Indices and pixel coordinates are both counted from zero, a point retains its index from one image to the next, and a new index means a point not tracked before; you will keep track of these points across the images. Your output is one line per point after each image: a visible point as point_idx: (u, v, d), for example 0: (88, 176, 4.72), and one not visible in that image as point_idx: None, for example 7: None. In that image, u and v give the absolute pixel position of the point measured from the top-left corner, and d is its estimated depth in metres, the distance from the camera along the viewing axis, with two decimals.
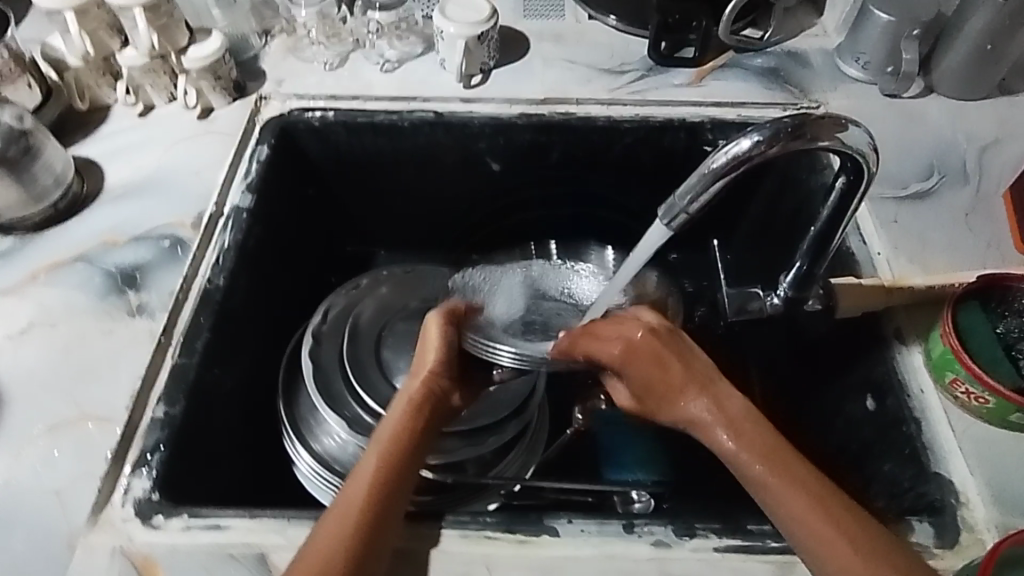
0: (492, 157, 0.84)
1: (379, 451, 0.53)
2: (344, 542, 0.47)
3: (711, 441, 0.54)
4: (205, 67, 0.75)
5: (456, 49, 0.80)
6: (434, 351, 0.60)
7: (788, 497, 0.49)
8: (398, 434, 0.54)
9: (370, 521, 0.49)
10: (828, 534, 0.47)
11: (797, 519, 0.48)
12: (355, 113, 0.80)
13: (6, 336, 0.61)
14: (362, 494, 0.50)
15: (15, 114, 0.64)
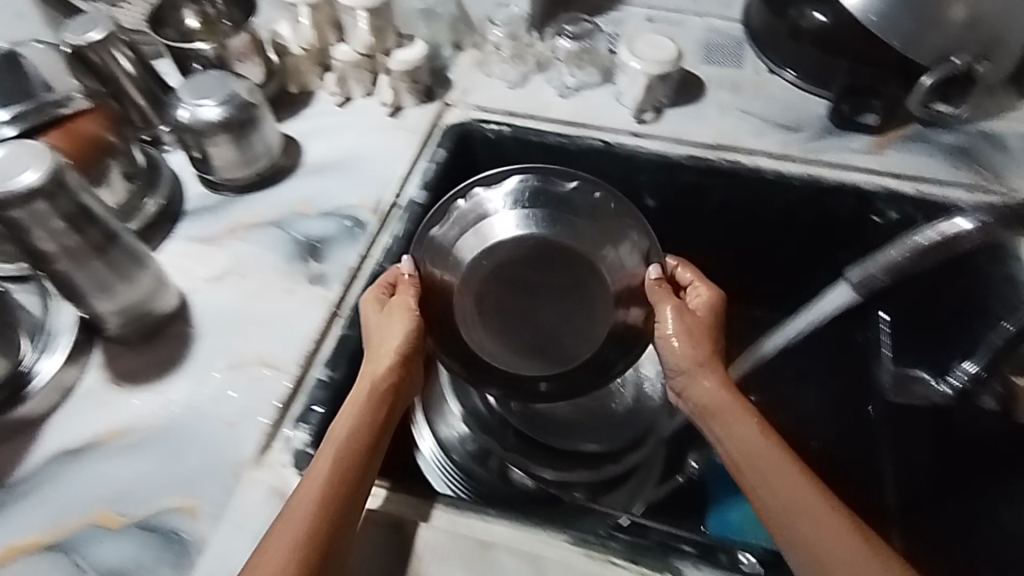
0: (648, 193, 0.86)
1: (345, 434, 0.53)
2: (307, 530, 0.48)
3: (732, 433, 0.56)
4: (407, 69, 0.81)
5: (637, 84, 0.82)
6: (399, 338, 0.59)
7: (794, 502, 0.50)
8: (369, 403, 0.56)
9: (334, 508, 0.49)
10: (835, 538, 0.48)
11: (806, 528, 0.49)
12: (529, 130, 0.84)
13: (206, 279, 0.68)
14: (328, 480, 0.50)
15: (249, 88, 0.71)
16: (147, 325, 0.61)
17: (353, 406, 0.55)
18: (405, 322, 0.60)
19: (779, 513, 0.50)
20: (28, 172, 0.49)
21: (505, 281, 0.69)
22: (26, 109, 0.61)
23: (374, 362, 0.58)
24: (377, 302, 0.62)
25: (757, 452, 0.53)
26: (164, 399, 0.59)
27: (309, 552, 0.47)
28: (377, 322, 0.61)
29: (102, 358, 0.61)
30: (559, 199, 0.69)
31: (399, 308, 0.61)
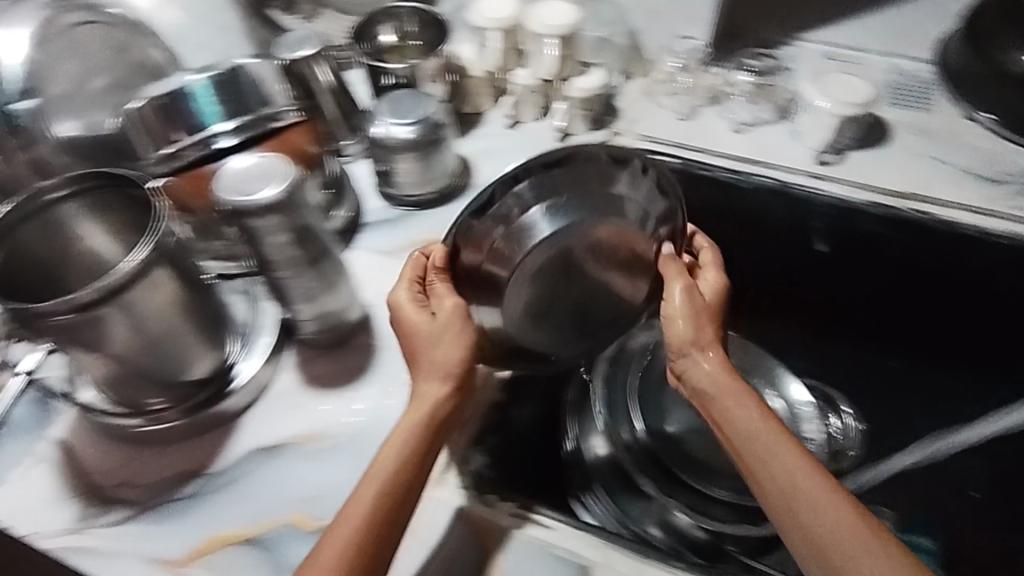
0: (820, 237, 0.82)
1: (399, 452, 0.51)
2: (350, 556, 0.46)
3: (733, 415, 0.53)
4: (585, 97, 0.81)
5: (822, 125, 0.79)
6: (460, 354, 0.54)
7: (797, 495, 0.48)
8: (419, 423, 0.52)
9: (381, 536, 0.47)
10: (849, 539, 0.45)
11: (812, 525, 0.46)
12: (699, 164, 0.82)
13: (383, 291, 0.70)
14: (374, 504, 0.48)
15: (441, 110, 0.73)
16: (338, 333, 0.63)
17: (410, 426, 0.52)
18: (458, 339, 0.55)
19: (783, 507, 0.48)
20: (265, 188, 0.50)
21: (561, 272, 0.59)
22: (243, 121, 0.62)
23: (427, 378, 0.54)
24: (425, 313, 0.56)
25: (757, 439, 0.51)
26: (350, 408, 0.61)
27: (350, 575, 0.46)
28: (432, 337, 0.55)
29: (295, 361, 0.64)
30: (599, 179, 0.57)
31: (452, 319, 0.55)
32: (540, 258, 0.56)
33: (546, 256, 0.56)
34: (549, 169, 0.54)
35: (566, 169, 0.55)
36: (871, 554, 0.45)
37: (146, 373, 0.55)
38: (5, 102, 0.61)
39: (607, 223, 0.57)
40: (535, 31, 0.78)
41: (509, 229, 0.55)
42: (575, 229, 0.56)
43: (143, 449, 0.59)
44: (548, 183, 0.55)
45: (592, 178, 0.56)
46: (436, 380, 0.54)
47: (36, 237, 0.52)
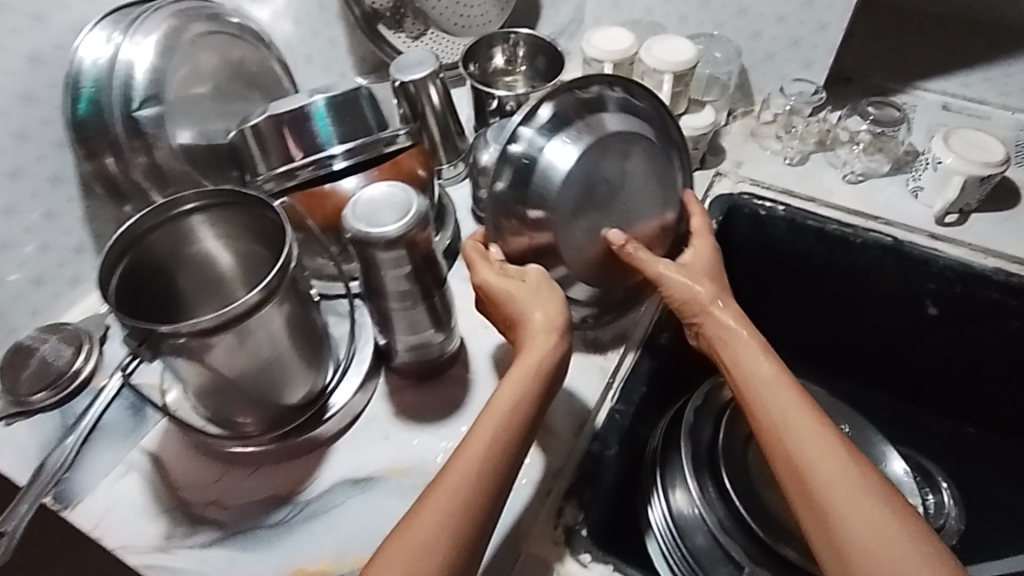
0: (932, 300, 0.77)
1: (513, 400, 0.49)
2: (458, 493, 0.45)
3: (747, 364, 0.54)
4: (694, 136, 0.78)
5: (948, 183, 0.74)
6: (561, 305, 0.53)
7: (791, 432, 0.49)
8: (531, 371, 0.50)
9: (495, 483, 0.46)
10: (844, 481, 0.46)
11: (807, 461, 0.48)
12: (808, 213, 0.79)
13: (482, 323, 0.67)
14: (487, 451, 0.47)
15: None
16: (434, 363, 0.61)
17: (524, 383, 0.50)
18: (555, 298, 0.54)
19: (779, 440, 0.50)
20: (389, 222, 0.49)
21: (599, 213, 0.60)
22: (356, 144, 0.62)
23: (534, 334, 0.52)
24: (512, 279, 0.55)
25: (764, 382, 0.53)
26: (439, 446, 0.58)
27: (467, 519, 0.44)
28: (525, 300, 0.54)
29: (387, 389, 0.62)
30: (591, 111, 0.58)
31: (540, 285, 0.54)
32: (575, 197, 0.58)
33: (581, 192, 0.58)
34: (543, 116, 0.57)
35: (558, 112, 0.57)
36: (862, 494, 0.46)
37: (249, 398, 0.54)
38: (133, 107, 0.61)
39: (614, 150, 0.59)
40: (653, 65, 0.75)
41: (538, 170, 0.57)
42: (591, 158, 0.57)
43: (234, 469, 0.57)
44: (551, 122, 0.57)
45: (581, 106, 0.58)
46: (545, 334, 0.52)
47: (161, 247, 0.51)
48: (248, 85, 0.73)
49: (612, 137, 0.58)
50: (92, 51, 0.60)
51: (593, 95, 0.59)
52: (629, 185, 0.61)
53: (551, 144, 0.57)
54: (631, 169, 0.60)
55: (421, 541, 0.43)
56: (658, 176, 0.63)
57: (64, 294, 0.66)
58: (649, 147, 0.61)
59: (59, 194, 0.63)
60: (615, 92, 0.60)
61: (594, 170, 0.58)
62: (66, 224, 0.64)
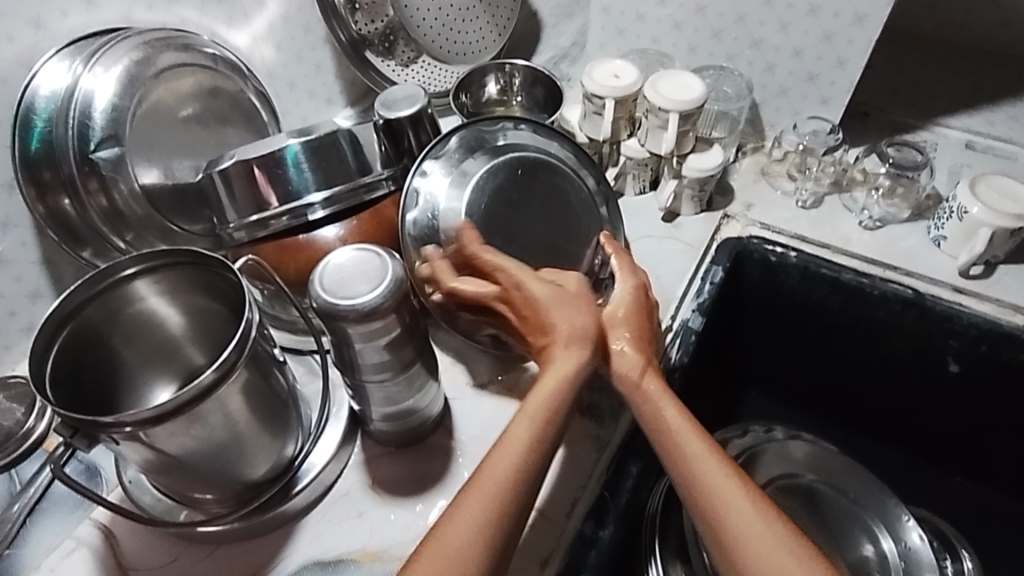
0: (954, 357, 0.72)
1: (544, 404, 0.48)
2: (497, 493, 0.43)
3: (654, 411, 0.51)
4: (700, 177, 0.74)
5: (975, 235, 0.69)
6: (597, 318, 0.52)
7: (704, 479, 0.46)
8: (563, 381, 0.49)
9: (529, 484, 0.45)
10: (756, 532, 0.43)
11: (719, 510, 0.45)
12: (821, 264, 0.74)
13: (469, 383, 0.63)
14: (521, 458, 0.45)
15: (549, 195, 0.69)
16: (415, 432, 0.57)
17: (561, 383, 0.48)
18: (589, 311, 0.52)
19: (693, 491, 0.47)
20: (362, 292, 0.44)
21: (509, 229, 0.61)
22: (335, 192, 0.57)
23: (570, 342, 0.50)
24: (550, 284, 0.52)
25: (671, 431, 0.49)
26: (420, 525, 0.53)
27: (501, 519, 0.42)
28: (563, 307, 0.51)
29: (363, 458, 0.57)
30: (492, 143, 0.64)
31: (579, 294, 0.53)
32: (488, 213, 0.61)
33: (482, 207, 0.61)
34: (445, 149, 0.62)
35: (458, 146, 0.63)
36: (776, 553, 0.43)
37: (205, 477, 0.49)
38: (89, 149, 0.57)
39: (522, 173, 0.63)
40: (661, 105, 0.70)
41: (445, 194, 0.61)
42: (478, 178, 0.61)
43: (192, 550, 0.52)
44: (452, 152, 0.62)
45: (483, 138, 0.64)
46: (579, 347, 0.50)
47: (99, 317, 0.47)
48: (219, 119, 0.69)
49: (515, 159, 0.63)
50: (50, 80, 0.56)
51: (494, 131, 0.65)
52: (532, 210, 0.63)
53: (453, 168, 0.62)
54: (531, 194, 0.63)
55: (456, 547, 0.41)
56: (565, 207, 0.65)
57: (16, 345, 0.62)
58: (554, 176, 0.65)
59: (11, 239, 0.58)
60: (522, 130, 0.66)
61: (502, 191, 0.62)
62: (19, 269, 0.59)
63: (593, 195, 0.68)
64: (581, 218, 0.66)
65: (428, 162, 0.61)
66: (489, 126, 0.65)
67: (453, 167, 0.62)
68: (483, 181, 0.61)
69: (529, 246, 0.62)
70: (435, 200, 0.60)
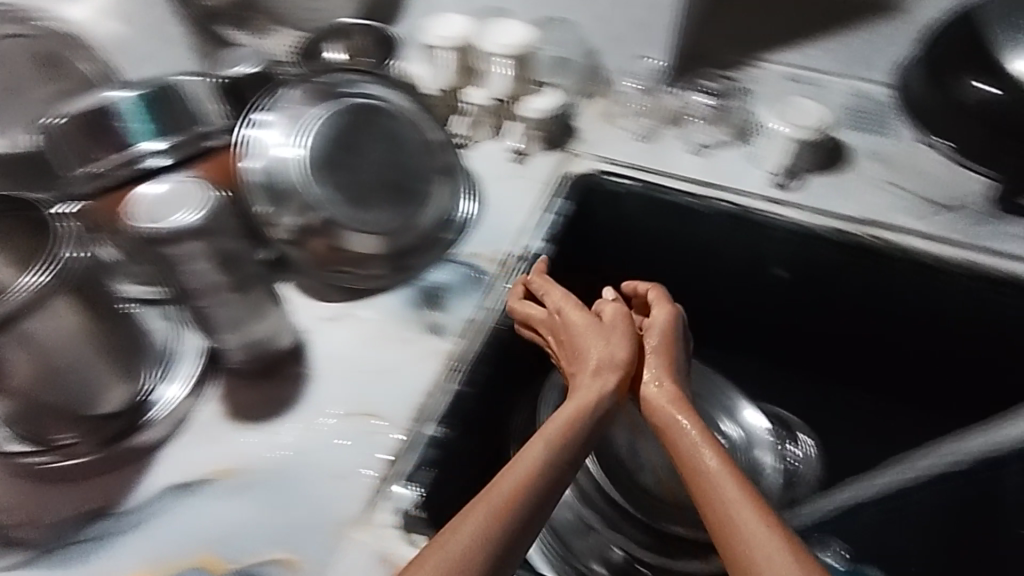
0: (780, 264, 0.80)
1: (561, 425, 0.50)
2: (502, 508, 0.43)
3: (681, 446, 0.50)
4: (540, 119, 0.81)
5: (780, 148, 0.81)
6: (625, 346, 0.57)
7: (727, 511, 0.44)
8: (582, 408, 0.52)
9: (537, 498, 0.45)
10: (780, 563, 0.40)
11: (743, 541, 0.42)
12: (660, 189, 0.80)
13: (322, 319, 0.67)
14: (529, 470, 0.46)
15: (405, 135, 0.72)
16: (263, 361, 0.61)
17: (581, 407, 0.52)
18: (618, 342, 0.57)
19: (713, 517, 0.44)
20: (186, 214, 0.48)
21: (344, 165, 0.66)
22: (176, 141, 0.60)
23: (599, 367, 0.55)
24: (590, 316, 0.60)
25: (708, 473, 0.47)
26: (272, 443, 0.58)
27: (500, 522, 0.42)
28: (601, 338, 0.57)
29: (220, 391, 0.60)
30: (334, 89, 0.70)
31: (616, 321, 0.59)
32: (323, 149, 0.66)
33: (318, 146, 0.66)
34: (284, 97, 0.67)
35: (299, 96, 0.68)
36: None
37: (54, 404, 0.54)
38: None
39: (361, 120, 0.69)
40: (490, 51, 0.80)
41: (281, 135, 0.65)
42: (312, 120, 0.66)
43: (44, 487, 0.55)
44: (292, 102, 0.67)
45: (325, 90, 0.70)
46: (605, 372, 0.55)
47: None
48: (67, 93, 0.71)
49: (353, 108, 0.69)
50: None
51: (336, 84, 0.71)
52: (369, 151, 0.69)
53: (291, 113, 0.66)
54: (368, 137, 0.69)
55: (455, 553, 0.40)
56: (402, 150, 0.71)
57: None
58: (391, 124, 0.71)
59: None
60: (367, 83, 0.74)
61: (338, 133, 0.67)
62: None
63: (434, 139, 0.74)
64: (419, 159, 0.72)
65: (266, 109, 0.66)
66: (331, 80, 0.71)
67: (291, 113, 0.66)
68: (320, 124, 0.66)
69: (368, 187, 0.67)
70: (270, 140, 0.64)
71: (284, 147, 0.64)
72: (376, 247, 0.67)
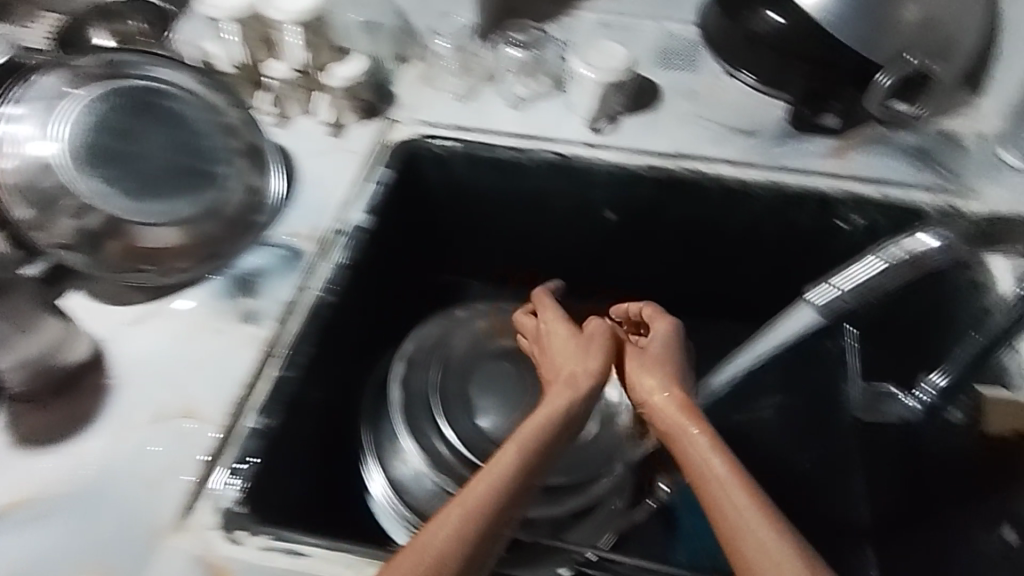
0: (608, 207, 0.81)
1: (533, 428, 0.54)
2: (473, 511, 0.47)
3: (680, 440, 0.53)
4: (347, 87, 0.77)
5: (590, 93, 0.80)
6: (599, 357, 0.61)
7: (715, 495, 0.47)
8: (552, 413, 0.56)
9: (509, 498, 0.49)
10: (762, 539, 0.43)
11: (731, 522, 0.45)
12: (481, 148, 0.80)
13: (124, 323, 0.62)
14: (502, 473, 0.50)
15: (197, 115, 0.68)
16: (51, 378, 0.56)
17: (552, 411, 0.56)
18: (596, 355, 0.62)
19: (706, 500, 0.48)
20: None
21: (116, 154, 0.62)
22: None
23: (574, 376, 0.60)
24: (574, 333, 0.65)
25: (704, 466, 0.50)
26: (71, 462, 0.54)
27: (473, 521, 0.46)
28: (581, 353, 0.62)
29: (7, 418, 0.55)
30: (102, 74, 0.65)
31: (596, 336, 0.63)
32: (86, 137, 0.61)
33: (80, 134, 0.61)
34: (39, 84, 0.63)
35: (56, 81, 0.63)
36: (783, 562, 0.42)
37: None
38: None
39: (134, 102, 0.65)
40: (274, 18, 0.73)
41: (34, 126, 0.60)
42: (71, 108, 0.62)
43: None
44: (48, 88, 0.63)
45: (89, 73, 0.65)
46: (578, 380, 0.59)
47: None
48: None
49: (122, 90, 0.65)
50: None
51: (104, 66, 0.66)
52: (147, 136, 0.65)
53: (45, 101, 0.62)
54: (145, 120, 0.65)
55: (430, 551, 0.44)
56: (187, 131, 0.67)
57: None
58: (172, 104, 0.67)
59: None
60: (148, 64, 0.69)
61: (105, 118, 0.63)
62: None
63: (227, 116, 0.69)
64: (210, 138, 0.67)
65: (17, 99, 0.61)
66: (97, 62, 0.67)
67: (45, 100, 0.62)
68: (80, 110, 0.62)
69: (147, 175, 0.63)
70: (22, 133, 0.60)
71: (38, 140, 0.60)
72: (177, 239, 0.63)
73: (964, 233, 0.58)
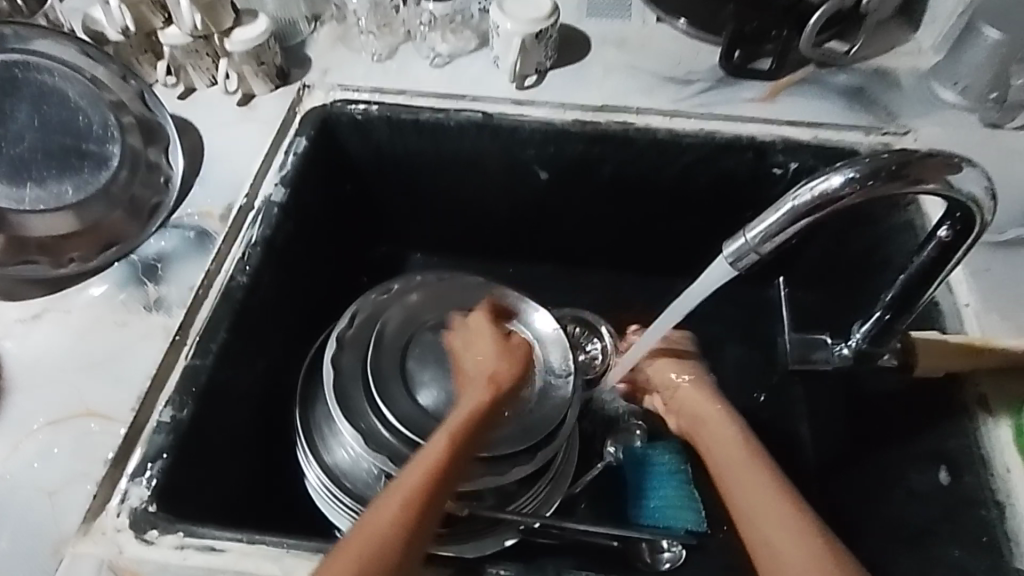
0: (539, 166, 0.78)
1: (462, 415, 0.56)
2: (414, 497, 0.48)
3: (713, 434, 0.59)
4: (248, 51, 0.71)
5: (512, 47, 0.75)
6: (517, 349, 0.64)
7: (735, 478, 0.53)
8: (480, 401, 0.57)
9: (446, 482, 0.50)
10: (773, 512, 0.49)
11: (750, 501, 0.50)
12: (402, 110, 0.75)
13: (20, 320, 0.58)
14: (437, 457, 0.51)
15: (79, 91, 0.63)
16: None
17: (480, 399, 0.58)
18: (514, 348, 0.64)
19: (726, 485, 0.53)
20: None
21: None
22: None
23: (501, 367, 0.62)
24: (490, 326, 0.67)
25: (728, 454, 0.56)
26: None
27: (414, 506, 0.48)
28: (499, 349, 0.63)
29: None
30: None
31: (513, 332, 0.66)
32: None
33: None
34: None
35: None
36: (794, 530, 0.47)
37: None
38: None
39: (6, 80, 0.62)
40: None
41: None
42: None
43: None
44: None
45: None
46: (504, 370, 0.61)
47: None
48: None
49: None
50: None
51: None
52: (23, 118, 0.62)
53: None
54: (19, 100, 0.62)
55: (377, 537, 0.45)
56: (64, 108, 0.63)
57: None
58: (47, 81, 0.63)
59: None
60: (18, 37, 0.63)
61: None
62: None
63: (112, 91, 0.65)
64: (91, 113, 0.64)
65: None
66: None
67: None
68: None
69: (26, 160, 0.61)
70: None
71: None
72: (68, 225, 0.60)
73: (874, 169, 0.44)
